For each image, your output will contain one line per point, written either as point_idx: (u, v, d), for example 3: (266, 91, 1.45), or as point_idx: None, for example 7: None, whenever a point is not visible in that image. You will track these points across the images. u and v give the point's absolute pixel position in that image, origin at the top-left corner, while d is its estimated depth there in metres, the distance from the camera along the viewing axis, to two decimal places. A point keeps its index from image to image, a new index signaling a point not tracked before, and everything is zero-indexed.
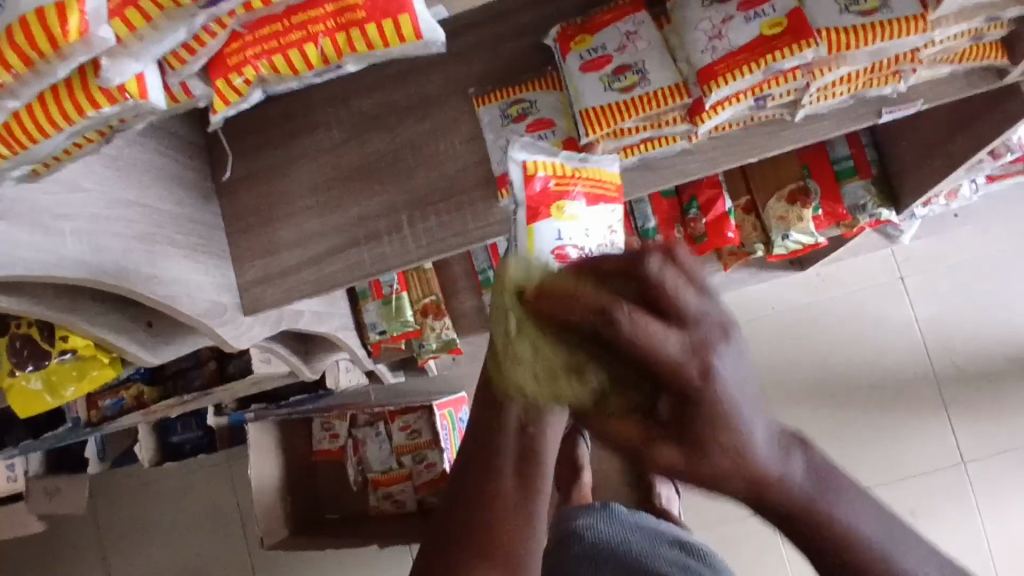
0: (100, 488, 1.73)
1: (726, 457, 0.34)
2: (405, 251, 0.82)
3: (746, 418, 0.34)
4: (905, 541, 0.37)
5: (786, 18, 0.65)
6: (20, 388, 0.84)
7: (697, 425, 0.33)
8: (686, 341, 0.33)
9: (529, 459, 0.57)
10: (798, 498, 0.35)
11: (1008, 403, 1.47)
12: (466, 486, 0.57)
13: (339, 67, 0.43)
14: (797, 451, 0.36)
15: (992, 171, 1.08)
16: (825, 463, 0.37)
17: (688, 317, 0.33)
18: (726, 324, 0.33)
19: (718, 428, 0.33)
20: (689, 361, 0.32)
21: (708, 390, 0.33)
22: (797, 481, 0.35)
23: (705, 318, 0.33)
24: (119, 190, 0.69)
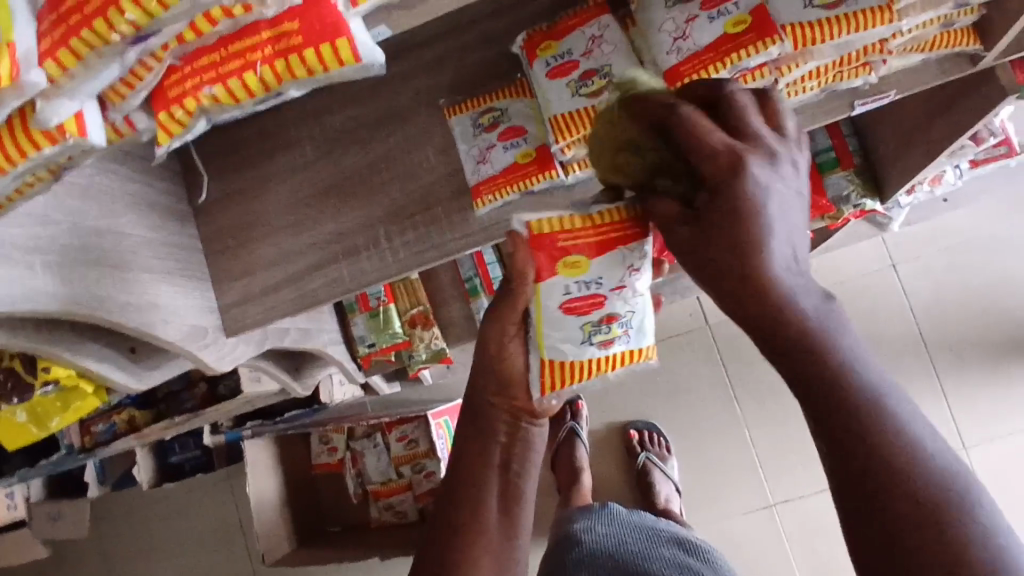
0: (103, 511, 1.73)
1: (741, 249, 0.37)
2: (384, 265, 0.81)
3: (770, 220, 0.37)
4: (905, 399, 0.35)
5: (750, 15, 0.64)
6: (8, 421, 0.86)
7: (716, 211, 0.38)
8: (732, 142, 0.39)
9: (511, 495, 0.58)
10: (804, 325, 0.36)
11: (1007, 387, 1.46)
12: (449, 524, 0.56)
13: (281, 92, 0.43)
14: (816, 292, 0.37)
15: (975, 156, 1.07)
16: (840, 315, 0.37)
17: (750, 134, 0.39)
18: (777, 153, 0.39)
19: (738, 220, 0.37)
20: (726, 154, 0.38)
21: (736, 183, 0.38)
22: (807, 306, 0.36)
23: (760, 139, 0.39)
24: (90, 219, 0.69)
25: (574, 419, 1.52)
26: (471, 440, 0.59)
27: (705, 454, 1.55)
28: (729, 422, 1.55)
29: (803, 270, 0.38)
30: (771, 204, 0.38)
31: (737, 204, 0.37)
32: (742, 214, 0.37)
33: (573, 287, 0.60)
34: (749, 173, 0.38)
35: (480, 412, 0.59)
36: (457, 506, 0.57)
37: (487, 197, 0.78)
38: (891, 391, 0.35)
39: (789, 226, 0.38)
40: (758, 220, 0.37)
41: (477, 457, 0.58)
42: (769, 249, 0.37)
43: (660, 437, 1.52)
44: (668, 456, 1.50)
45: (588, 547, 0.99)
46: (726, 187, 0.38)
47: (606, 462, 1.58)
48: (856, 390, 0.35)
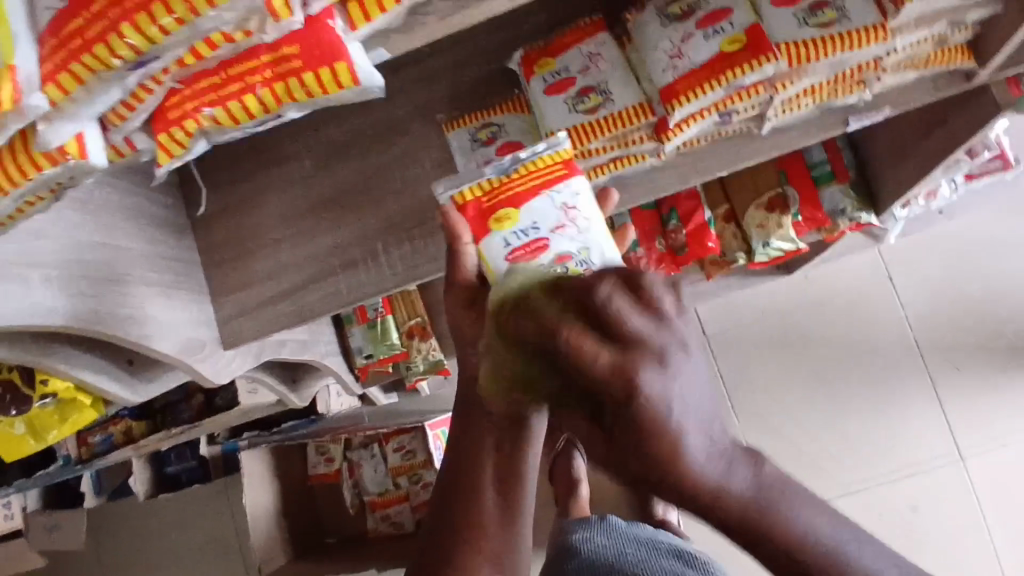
0: (100, 521, 1.73)
1: (666, 468, 0.36)
2: (381, 278, 0.81)
3: (680, 427, 0.35)
4: (856, 536, 0.39)
5: (745, 34, 0.65)
6: (6, 433, 0.86)
7: (636, 438, 0.36)
8: (619, 360, 0.35)
9: (508, 482, 0.57)
10: (747, 508, 0.37)
11: (1006, 398, 1.46)
12: (448, 516, 0.57)
13: (281, 114, 0.43)
14: (745, 462, 0.38)
15: (970, 170, 1.08)
16: (778, 475, 0.38)
17: (635, 340, 0.36)
18: (667, 350, 0.36)
19: (647, 440, 0.35)
20: (617, 383, 0.35)
21: (636, 407, 0.35)
22: (742, 485, 0.37)
23: (646, 341, 0.36)
24: (87, 234, 0.69)
25: None
26: (470, 420, 0.57)
27: None
28: None
29: (726, 452, 0.37)
30: (677, 410, 0.36)
31: (646, 432, 0.35)
32: (653, 432, 0.35)
33: (510, 238, 0.58)
34: (644, 395, 0.35)
35: (472, 399, 0.57)
36: (455, 498, 0.57)
37: None
38: (841, 538, 0.38)
39: (703, 418, 0.36)
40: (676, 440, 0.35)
41: (471, 438, 0.57)
42: (688, 450, 0.36)
43: None
44: None
45: (586, 559, 0.99)
46: (627, 412, 0.35)
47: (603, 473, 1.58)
48: (812, 553, 0.37)
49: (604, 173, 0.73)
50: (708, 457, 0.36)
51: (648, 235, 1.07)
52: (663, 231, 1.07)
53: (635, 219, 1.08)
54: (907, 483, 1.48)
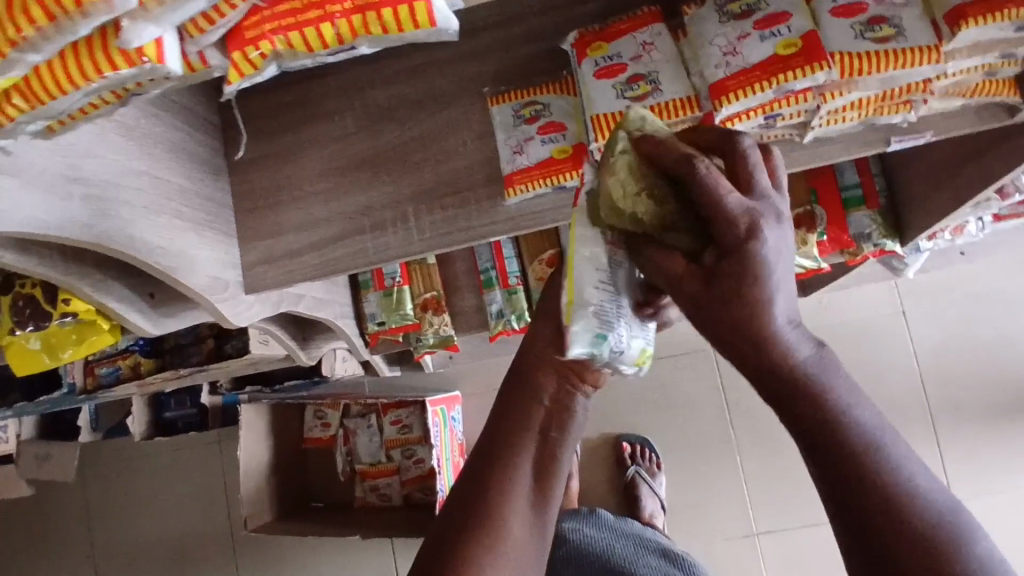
0: (91, 458, 1.74)
1: (747, 311, 0.37)
2: (409, 241, 0.83)
3: (776, 282, 0.37)
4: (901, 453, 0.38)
5: (801, 39, 0.66)
6: (19, 348, 0.83)
7: (734, 270, 0.37)
8: (748, 203, 0.37)
9: (543, 473, 0.56)
10: (800, 377, 0.38)
11: (1003, 446, 1.46)
12: (479, 485, 0.55)
13: (353, 47, 0.45)
14: (812, 344, 0.39)
15: (999, 210, 1.07)
16: (836, 365, 0.39)
17: (756, 191, 0.38)
18: (780, 215, 0.38)
19: (746, 283, 0.37)
20: (741, 219, 0.37)
21: (748, 245, 0.37)
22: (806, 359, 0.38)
23: (767, 200, 0.38)
24: (131, 159, 0.70)
25: None
26: (517, 407, 0.57)
27: (695, 476, 1.55)
28: (723, 447, 1.55)
29: (799, 324, 0.39)
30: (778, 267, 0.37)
31: (746, 274, 0.37)
32: (752, 281, 0.37)
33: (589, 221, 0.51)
34: (762, 239, 0.37)
35: (522, 379, 0.58)
36: (490, 477, 0.55)
37: (520, 187, 0.79)
38: (885, 434, 0.38)
39: (788, 289, 0.38)
40: (772, 280, 0.37)
41: (517, 420, 0.57)
42: (772, 312, 0.37)
43: (652, 453, 1.53)
44: (657, 473, 1.50)
45: (574, 549, 0.99)
46: (731, 256, 0.37)
47: (594, 471, 1.59)
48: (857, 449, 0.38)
49: None
50: (786, 321, 0.38)
51: None
52: None
53: None
54: None
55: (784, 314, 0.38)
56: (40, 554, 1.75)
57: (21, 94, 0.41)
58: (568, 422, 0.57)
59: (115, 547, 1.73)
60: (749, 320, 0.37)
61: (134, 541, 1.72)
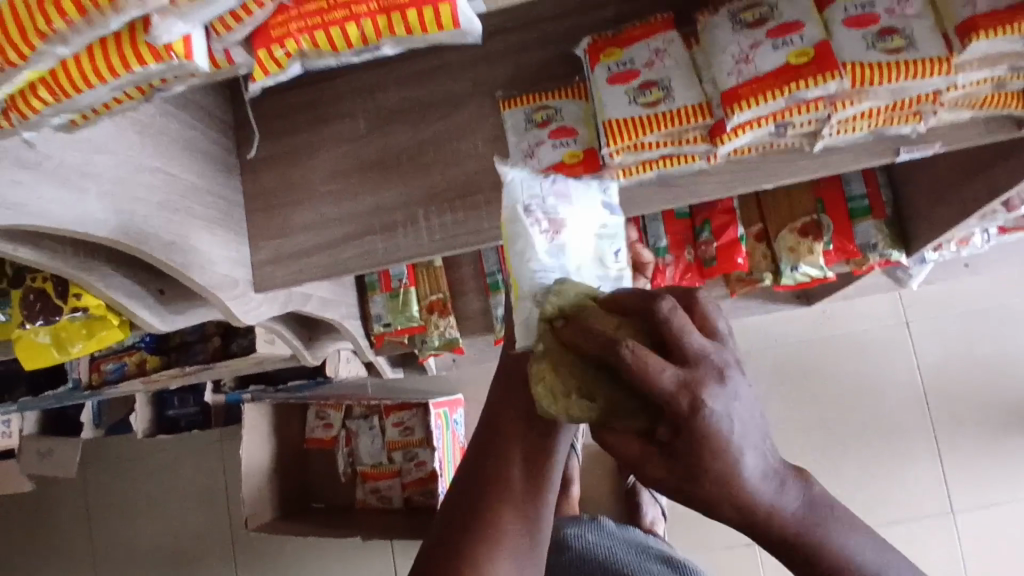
0: (92, 455, 1.74)
1: (714, 482, 0.37)
2: (418, 242, 0.83)
3: (737, 445, 0.37)
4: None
5: (813, 49, 0.66)
6: (29, 341, 0.84)
7: (696, 444, 0.36)
8: (682, 375, 0.36)
9: (538, 459, 0.53)
10: (793, 529, 0.38)
11: (1004, 458, 1.46)
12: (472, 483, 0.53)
13: (376, 48, 0.45)
14: (795, 482, 0.39)
15: (1005, 223, 1.07)
16: (825, 496, 0.40)
17: (690, 356, 0.37)
18: (721, 369, 0.37)
19: (707, 457, 0.36)
20: (681, 396, 0.36)
21: (697, 419, 0.36)
22: (792, 509, 0.38)
23: (705, 360, 0.37)
24: (146, 155, 0.71)
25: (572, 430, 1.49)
26: (506, 406, 0.54)
27: None
28: None
29: (772, 469, 0.38)
30: (734, 429, 0.37)
31: (705, 447, 0.36)
32: (712, 450, 0.36)
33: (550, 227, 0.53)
34: (707, 410, 0.36)
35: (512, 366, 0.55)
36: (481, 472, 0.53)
37: None
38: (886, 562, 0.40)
39: (753, 445, 0.37)
40: (731, 445, 0.36)
41: (504, 411, 0.54)
42: (742, 475, 0.37)
43: None
44: None
45: (577, 555, 1.00)
46: (685, 426, 0.36)
47: (596, 477, 1.59)
48: None
49: (653, 169, 0.75)
50: (761, 475, 0.37)
51: (676, 239, 1.09)
52: (694, 242, 1.09)
53: (667, 225, 1.10)
54: (895, 529, 1.48)
55: (756, 472, 0.37)
56: (39, 549, 1.75)
57: (47, 87, 0.42)
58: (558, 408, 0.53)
59: (114, 544, 1.73)
60: (730, 490, 0.37)
61: (134, 538, 1.72)
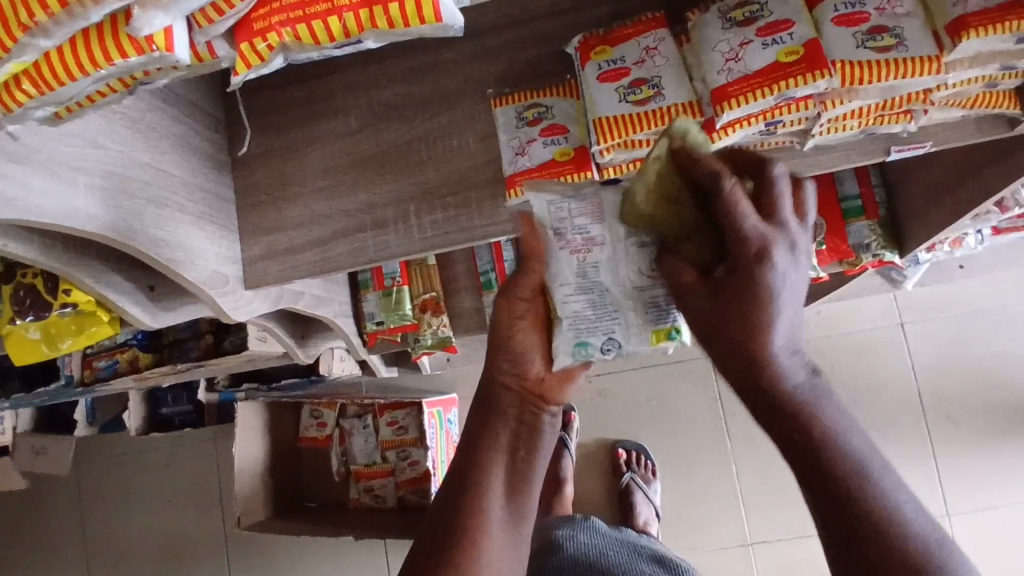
0: (86, 453, 1.73)
1: (742, 326, 0.45)
2: (409, 240, 0.83)
3: (778, 305, 0.44)
4: (886, 472, 0.44)
5: (803, 47, 0.66)
6: (19, 336, 0.83)
7: (746, 283, 0.44)
8: (762, 229, 0.44)
9: (517, 485, 0.58)
10: (796, 398, 0.45)
11: (999, 460, 1.46)
12: (453, 506, 0.56)
13: (359, 41, 0.45)
14: (806, 366, 0.46)
15: (998, 224, 1.07)
16: (826, 387, 0.46)
17: (775, 220, 0.45)
18: (794, 243, 0.45)
19: (749, 302, 0.44)
20: (754, 242, 0.44)
21: (755, 266, 0.44)
22: (795, 379, 0.45)
23: (784, 227, 0.45)
24: (136, 151, 0.70)
25: (565, 430, 1.51)
26: (487, 432, 0.59)
27: (690, 484, 1.55)
28: (718, 454, 1.55)
29: (797, 349, 0.46)
30: (784, 291, 0.44)
31: (753, 289, 0.44)
32: (755, 297, 0.44)
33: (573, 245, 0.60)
34: (768, 262, 0.44)
35: (489, 395, 0.60)
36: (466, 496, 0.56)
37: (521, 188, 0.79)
38: (874, 460, 0.44)
39: (792, 308, 0.45)
40: (771, 298, 0.44)
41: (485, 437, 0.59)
42: (769, 334, 0.45)
43: (647, 459, 1.52)
44: (652, 480, 1.50)
45: (569, 555, 0.99)
46: (742, 271, 0.44)
47: (590, 476, 1.59)
48: (838, 462, 0.44)
49: None
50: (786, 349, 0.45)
51: None
52: None
53: None
54: None
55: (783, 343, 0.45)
56: (31, 548, 1.75)
57: (31, 79, 0.42)
58: (537, 440, 0.59)
59: (107, 542, 1.72)
60: (754, 341, 0.45)
61: (127, 536, 1.71)
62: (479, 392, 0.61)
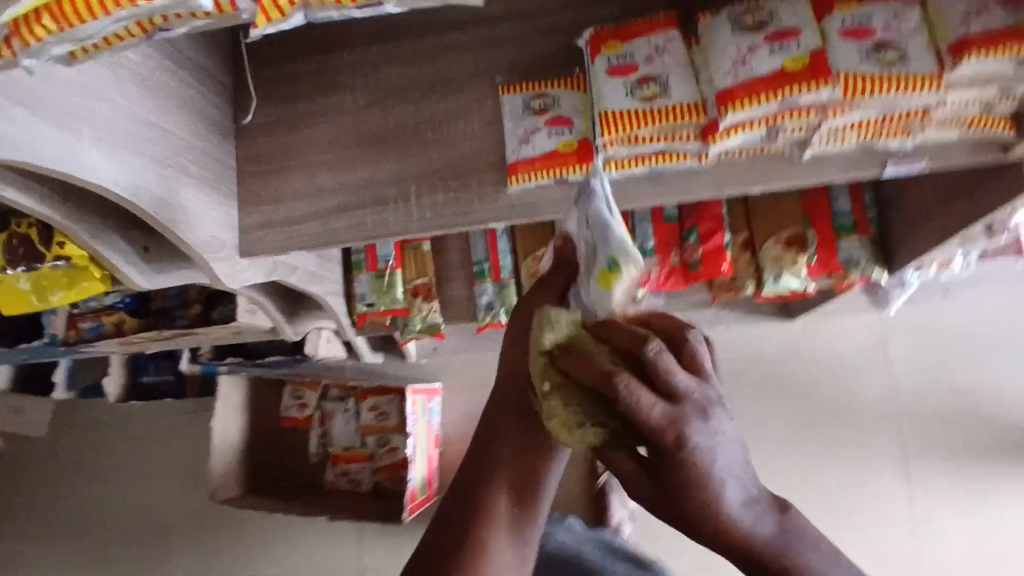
0: (63, 418, 1.72)
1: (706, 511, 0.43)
2: (409, 219, 0.84)
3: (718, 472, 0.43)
4: None
5: (809, 56, 0.68)
6: (9, 286, 0.84)
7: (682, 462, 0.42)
8: (671, 414, 0.42)
9: (524, 482, 0.57)
10: (774, 549, 0.44)
11: (968, 484, 1.48)
12: (462, 502, 0.57)
13: (379, 4, 0.46)
14: (770, 513, 0.45)
15: (985, 249, 1.09)
16: (797, 523, 0.46)
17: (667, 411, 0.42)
18: (701, 408, 0.43)
19: (695, 483, 0.43)
20: (668, 428, 0.42)
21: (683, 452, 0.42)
22: (765, 532, 0.45)
23: (690, 399, 0.43)
24: (142, 107, 0.71)
25: None
26: (500, 428, 0.58)
27: None
28: None
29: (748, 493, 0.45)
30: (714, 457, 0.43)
31: (693, 470, 0.43)
32: (697, 476, 0.43)
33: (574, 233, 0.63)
34: (690, 443, 0.42)
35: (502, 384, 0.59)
36: (473, 495, 0.57)
37: (523, 176, 0.81)
38: None
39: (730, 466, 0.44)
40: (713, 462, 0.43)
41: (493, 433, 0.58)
42: (723, 500, 0.43)
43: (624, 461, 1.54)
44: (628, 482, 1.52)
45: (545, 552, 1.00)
46: (673, 458, 0.42)
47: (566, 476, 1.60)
48: None
49: (643, 164, 0.77)
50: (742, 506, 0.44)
51: (664, 243, 1.10)
52: (681, 245, 1.11)
53: (656, 226, 1.11)
54: (857, 546, 1.50)
55: (740, 498, 0.44)
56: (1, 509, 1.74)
57: (51, 14, 0.43)
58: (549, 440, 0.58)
59: (78, 509, 1.71)
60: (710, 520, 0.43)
61: (98, 504, 1.70)
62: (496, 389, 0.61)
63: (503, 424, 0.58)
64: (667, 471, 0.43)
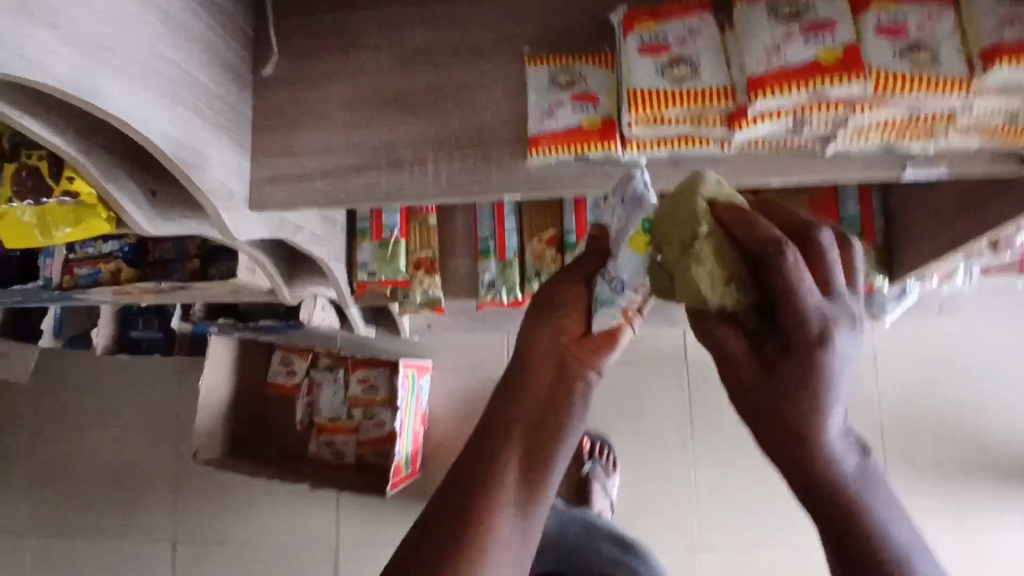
0: (46, 367, 1.70)
1: (802, 413, 0.44)
2: (424, 184, 0.83)
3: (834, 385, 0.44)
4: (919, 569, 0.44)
5: (843, 50, 0.67)
6: (13, 218, 0.82)
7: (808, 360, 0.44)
8: (820, 310, 0.44)
9: (536, 454, 0.53)
10: (847, 484, 0.45)
11: (946, 499, 1.50)
12: (470, 469, 0.53)
13: None
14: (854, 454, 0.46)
15: (988, 265, 1.10)
16: (876, 471, 0.46)
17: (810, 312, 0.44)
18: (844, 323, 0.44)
19: (810, 383, 0.44)
20: (815, 322, 0.44)
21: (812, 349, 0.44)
22: (847, 468, 0.45)
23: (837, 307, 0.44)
24: (165, 43, 0.69)
25: None
26: (516, 394, 0.55)
27: (648, 483, 1.57)
28: (680, 457, 1.56)
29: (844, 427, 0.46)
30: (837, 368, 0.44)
31: (815, 372, 0.44)
32: (815, 377, 0.44)
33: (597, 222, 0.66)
34: (826, 345, 0.43)
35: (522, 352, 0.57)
36: (481, 462, 0.53)
37: (544, 150, 0.80)
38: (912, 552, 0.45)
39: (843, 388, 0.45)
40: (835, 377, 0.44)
41: (508, 398, 0.55)
42: (824, 417, 0.44)
43: (609, 451, 1.53)
44: (611, 472, 1.51)
45: None
46: (802, 351, 0.44)
47: None
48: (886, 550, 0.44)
49: (665, 147, 0.77)
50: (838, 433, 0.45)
51: None
52: None
53: None
54: None
55: (839, 426, 0.45)
56: None
57: None
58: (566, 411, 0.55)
59: (54, 459, 1.69)
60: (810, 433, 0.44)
61: (74, 457, 1.68)
62: (508, 366, 0.58)
63: (516, 396, 0.55)
64: (784, 364, 0.45)
